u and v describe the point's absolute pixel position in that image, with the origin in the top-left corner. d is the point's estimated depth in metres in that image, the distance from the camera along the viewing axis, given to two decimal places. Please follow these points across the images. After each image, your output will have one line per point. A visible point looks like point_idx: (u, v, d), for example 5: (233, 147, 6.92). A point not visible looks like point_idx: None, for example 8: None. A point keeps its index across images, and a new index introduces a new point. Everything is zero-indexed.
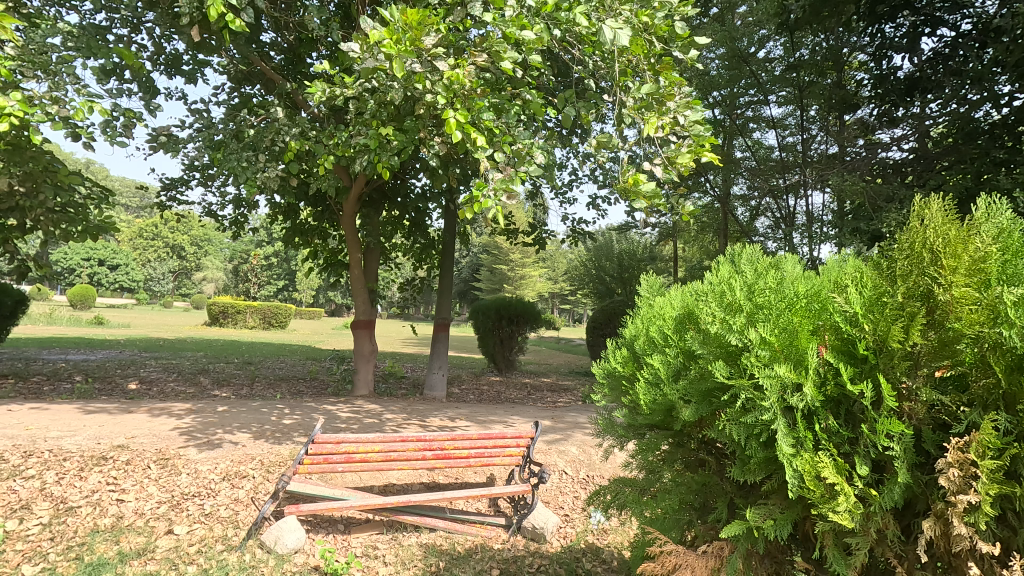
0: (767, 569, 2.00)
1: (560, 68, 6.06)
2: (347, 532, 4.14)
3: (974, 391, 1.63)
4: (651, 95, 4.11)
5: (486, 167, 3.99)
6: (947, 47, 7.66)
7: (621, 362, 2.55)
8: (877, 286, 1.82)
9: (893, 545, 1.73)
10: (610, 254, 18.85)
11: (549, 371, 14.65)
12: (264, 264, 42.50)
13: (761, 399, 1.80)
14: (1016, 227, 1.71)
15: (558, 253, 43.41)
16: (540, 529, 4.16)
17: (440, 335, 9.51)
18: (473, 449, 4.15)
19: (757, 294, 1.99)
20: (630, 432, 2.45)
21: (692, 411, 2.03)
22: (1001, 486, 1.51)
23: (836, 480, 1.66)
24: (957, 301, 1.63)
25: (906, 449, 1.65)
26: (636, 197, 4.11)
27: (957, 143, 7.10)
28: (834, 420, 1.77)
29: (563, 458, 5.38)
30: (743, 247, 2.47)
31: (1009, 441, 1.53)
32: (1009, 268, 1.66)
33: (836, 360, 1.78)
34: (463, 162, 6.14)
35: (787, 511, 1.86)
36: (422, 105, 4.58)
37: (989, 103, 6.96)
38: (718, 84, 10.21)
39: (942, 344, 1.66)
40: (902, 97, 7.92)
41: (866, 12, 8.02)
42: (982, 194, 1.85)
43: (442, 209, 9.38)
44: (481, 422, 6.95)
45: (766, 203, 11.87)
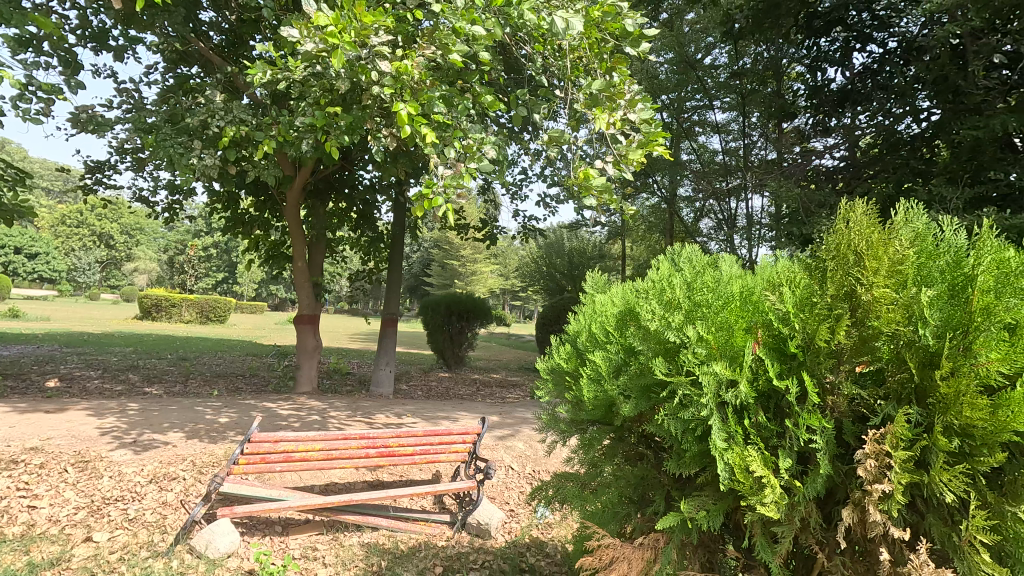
0: (700, 558, 2.05)
1: (510, 63, 5.96)
2: (284, 534, 4.03)
3: (889, 385, 1.69)
4: (600, 90, 4.11)
5: (435, 162, 3.93)
6: (875, 63, 8.14)
7: (564, 357, 2.59)
8: (807, 286, 1.86)
9: (814, 532, 1.78)
10: (561, 251, 19.10)
11: (498, 368, 14.63)
12: (203, 255, 40.58)
13: (696, 395, 1.82)
14: (930, 232, 1.79)
15: (510, 250, 43.75)
16: (484, 525, 4.21)
17: (388, 331, 9.33)
18: (418, 446, 4.08)
19: (694, 292, 2.01)
20: (573, 427, 2.48)
21: (631, 407, 2.04)
22: (911, 475, 1.56)
23: (765, 473, 1.69)
24: (876, 301, 1.69)
25: (827, 442, 1.70)
26: (586, 192, 4.15)
27: (882, 154, 7.69)
28: (764, 415, 1.80)
29: (509, 454, 5.44)
30: (684, 245, 2.49)
31: (918, 433, 1.59)
32: (924, 270, 1.74)
33: (768, 356, 1.82)
34: (413, 154, 6.00)
35: (719, 503, 1.89)
36: (369, 93, 4.40)
37: (911, 117, 7.44)
38: (667, 87, 10.45)
39: (863, 341, 1.72)
40: (834, 108, 8.47)
41: (805, 26, 8.45)
42: (903, 199, 1.93)
43: (391, 202, 9.19)
44: (429, 419, 6.85)
45: (709, 205, 11.86)
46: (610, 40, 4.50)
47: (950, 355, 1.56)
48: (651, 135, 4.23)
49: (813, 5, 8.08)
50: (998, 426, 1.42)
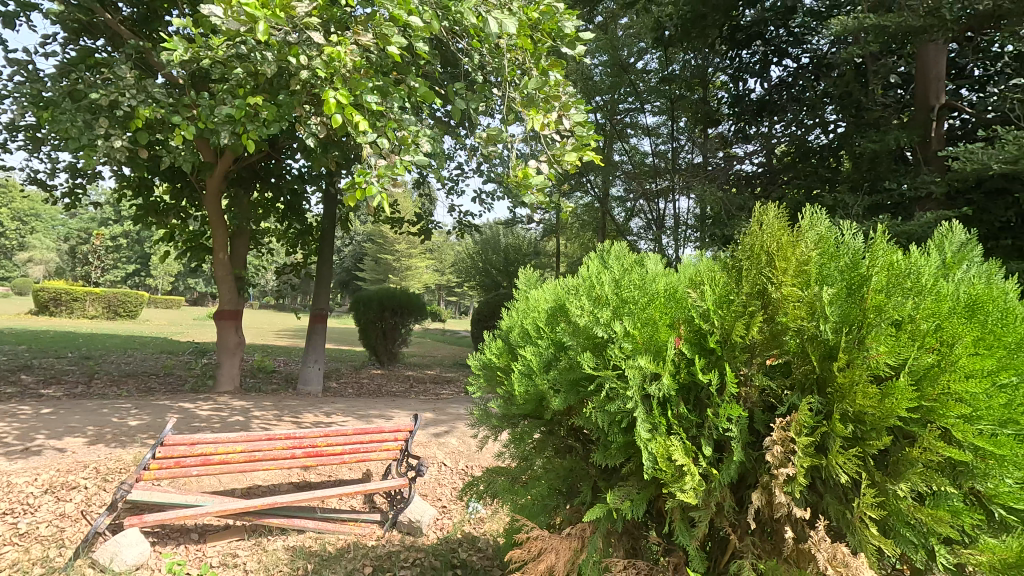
0: (625, 545, 2.12)
1: (446, 56, 5.90)
2: (201, 542, 3.82)
3: (795, 376, 1.82)
4: (536, 90, 4.16)
5: (368, 152, 3.83)
6: (790, 76, 8.70)
7: (496, 353, 2.61)
8: (725, 284, 1.96)
9: (728, 515, 1.88)
10: (497, 248, 19.28)
11: (432, 364, 14.50)
12: (111, 245, 37.46)
13: (622, 388, 1.87)
14: (831, 235, 1.94)
15: (446, 245, 43.47)
16: (416, 522, 4.20)
17: (317, 327, 9.02)
18: (348, 445, 3.97)
19: (621, 289, 2.07)
20: (505, 422, 2.50)
21: (560, 401, 2.08)
22: (812, 459, 1.69)
23: (685, 461, 1.77)
24: (785, 298, 1.81)
25: (740, 430, 1.81)
26: (523, 190, 4.19)
27: (795, 162, 8.26)
28: (684, 406, 1.88)
29: (442, 450, 5.43)
30: (613, 243, 2.57)
31: (819, 420, 1.72)
32: (826, 270, 1.88)
33: (689, 350, 1.90)
34: (345, 145, 5.83)
35: (643, 491, 1.96)
36: (298, 79, 4.22)
37: (820, 128, 8.03)
38: (600, 89, 10.96)
39: (773, 336, 1.84)
40: (754, 117, 9.01)
41: (728, 37, 8.94)
42: (808, 204, 2.08)
43: (321, 193, 8.85)
44: (360, 416, 6.68)
45: (639, 205, 12.27)
46: (545, 41, 4.55)
47: (846, 349, 1.70)
48: (584, 139, 4.33)
49: (736, 19, 8.58)
50: (885, 412, 1.56)
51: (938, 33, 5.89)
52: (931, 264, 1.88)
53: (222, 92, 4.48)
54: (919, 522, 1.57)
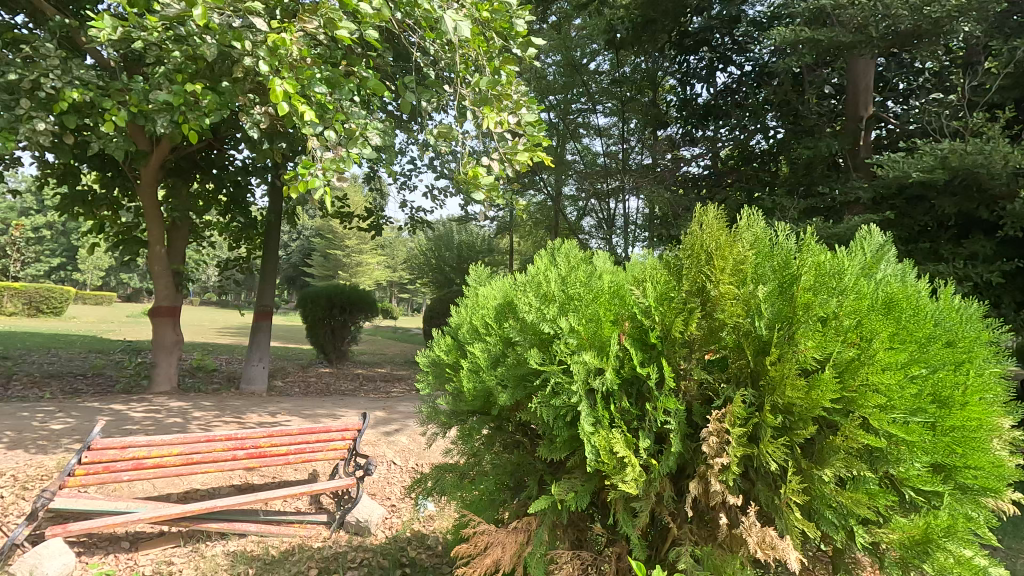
0: (570, 537, 2.17)
1: (398, 49, 5.82)
2: (133, 550, 3.64)
3: (731, 370, 1.90)
4: (489, 89, 4.15)
5: (314, 144, 3.72)
6: (734, 83, 9.06)
7: (445, 349, 2.61)
8: (667, 281, 2.03)
9: (668, 505, 1.96)
10: (450, 245, 19.24)
11: (382, 362, 14.26)
12: (33, 237, 34.89)
13: (567, 383, 1.91)
14: (766, 236, 2.03)
15: (398, 242, 42.87)
16: (365, 522, 4.14)
17: (261, 324, 8.72)
18: (293, 445, 3.86)
19: (568, 286, 2.10)
20: (453, 419, 2.50)
21: (507, 396, 2.10)
22: (745, 448, 1.78)
23: (626, 453, 1.82)
24: (722, 296, 1.89)
25: (679, 422, 1.88)
26: (474, 188, 4.20)
27: (738, 165, 8.60)
28: (626, 400, 1.94)
29: (391, 449, 5.37)
30: (562, 241, 2.60)
31: (752, 411, 1.81)
32: (760, 269, 1.97)
33: (632, 346, 1.96)
34: (291, 136, 5.66)
35: (586, 484, 2.01)
36: (241, 65, 4.05)
37: (761, 134, 8.39)
38: (554, 89, 11.18)
39: (711, 332, 1.92)
40: (700, 120, 9.34)
41: (676, 42, 9.23)
42: (746, 205, 2.17)
43: (267, 186, 8.54)
44: (307, 416, 6.51)
45: (590, 204, 12.46)
46: (498, 39, 4.54)
47: (777, 344, 1.79)
48: (535, 139, 4.37)
49: (683, 25, 8.94)
50: (811, 403, 1.66)
51: (866, 49, 6.28)
52: (853, 265, 2.01)
53: (157, 77, 4.25)
54: (840, 505, 1.67)
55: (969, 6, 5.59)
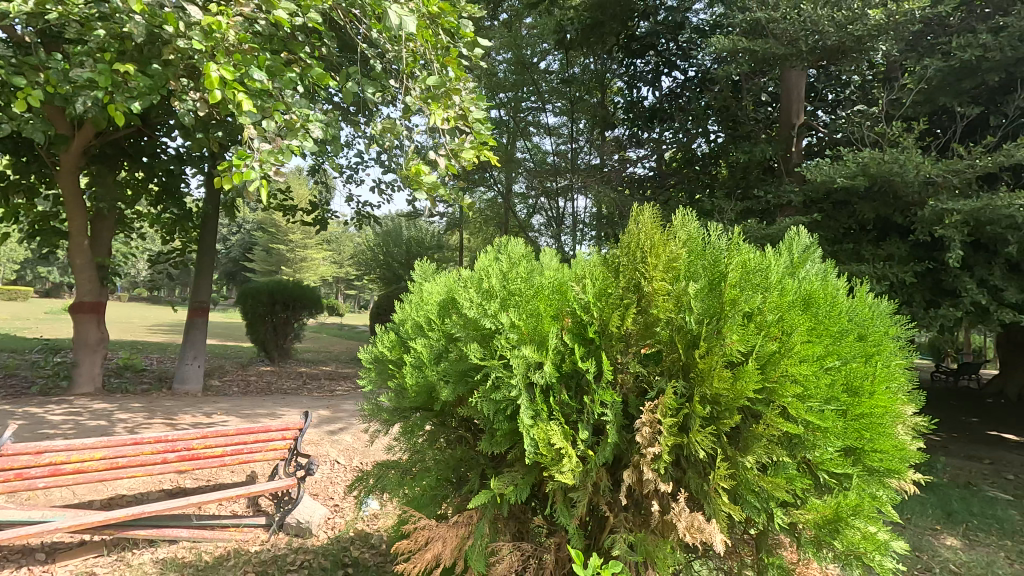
0: (510, 529, 2.21)
1: (344, 39, 5.68)
2: (51, 561, 3.42)
3: (665, 363, 1.97)
4: (435, 86, 4.12)
5: (251, 133, 3.58)
6: (678, 87, 9.34)
7: (388, 345, 2.59)
8: (605, 278, 2.09)
9: (605, 495, 2.02)
10: (398, 240, 18.98)
11: (327, 360, 13.91)
12: None
13: (506, 377, 1.93)
14: (698, 236, 2.13)
15: (345, 237, 41.89)
16: (305, 523, 4.01)
17: (196, 321, 8.32)
18: (229, 446, 3.71)
19: (509, 282, 2.13)
20: (396, 415, 2.49)
21: (449, 391, 2.10)
22: (676, 437, 1.86)
23: (563, 444, 1.87)
24: (655, 292, 1.96)
25: (616, 414, 1.94)
26: (416, 185, 4.20)
27: (681, 167, 8.89)
28: (566, 393, 1.99)
29: (335, 448, 5.27)
30: (506, 237, 2.62)
31: (683, 402, 1.90)
32: (692, 267, 2.06)
33: (571, 340, 2.01)
34: (229, 125, 5.42)
35: (526, 476, 2.04)
36: (172, 48, 3.85)
37: (703, 137, 8.70)
38: (504, 87, 11.26)
39: (646, 326, 1.99)
40: (645, 123, 9.61)
41: (624, 45, 9.47)
42: (680, 206, 2.26)
43: (203, 176, 8.14)
44: (246, 416, 6.27)
45: (540, 202, 12.58)
46: (445, 35, 4.50)
47: (705, 338, 1.88)
48: (482, 137, 4.38)
49: (631, 28, 9.25)
50: (736, 393, 1.76)
51: (797, 61, 6.65)
52: (777, 264, 2.13)
53: (78, 56, 3.97)
54: (762, 489, 1.77)
55: (887, 25, 6.01)
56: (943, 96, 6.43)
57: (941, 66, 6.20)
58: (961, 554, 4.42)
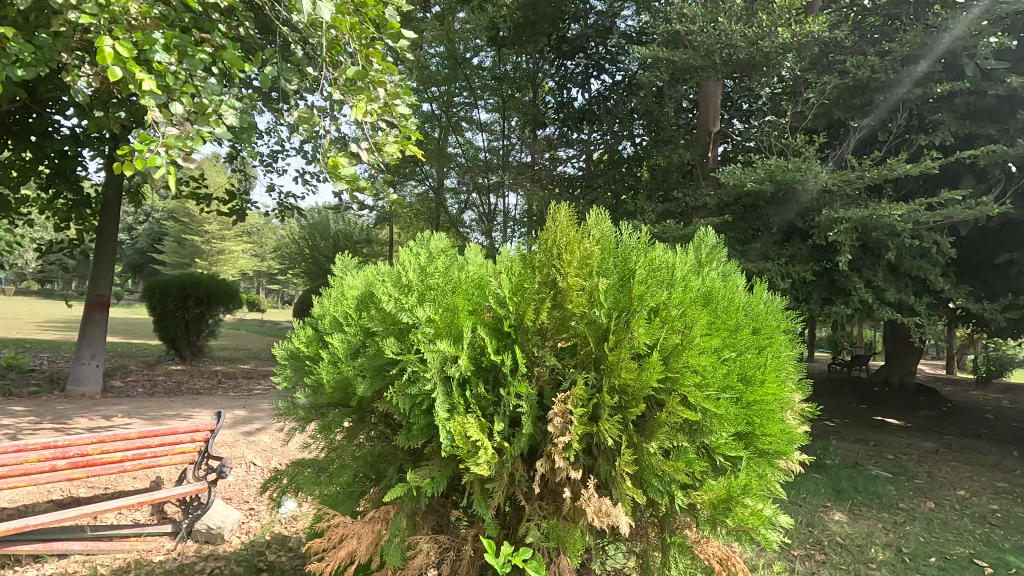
0: (429, 523, 2.22)
1: (264, 21, 5.42)
2: None
3: (579, 356, 2.05)
4: (358, 77, 4.03)
5: (156, 116, 3.35)
6: (606, 90, 9.63)
7: (305, 341, 2.52)
8: (522, 273, 2.14)
9: (521, 484, 2.07)
10: (325, 234, 18.36)
11: (246, 357, 13.21)
12: None
13: (422, 370, 1.94)
14: (611, 234, 2.22)
15: (268, 229, 39.95)
16: (216, 529, 3.82)
17: (95, 317, 7.68)
18: (130, 451, 3.45)
19: (427, 276, 2.13)
20: (312, 412, 2.43)
21: (365, 387, 2.08)
22: (586, 426, 1.94)
23: (479, 436, 1.90)
24: (569, 288, 2.03)
25: (530, 406, 2.00)
26: (336, 178, 4.14)
27: (608, 168, 9.16)
28: (482, 387, 2.02)
29: (251, 449, 5.05)
30: (428, 232, 2.62)
31: (594, 393, 1.98)
32: (605, 264, 2.15)
33: (488, 334, 2.04)
34: (133, 105, 5.04)
35: (444, 469, 2.06)
36: (64, 18, 3.52)
37: (628, 140, 9.05)
38: (436, 80, 11.19)
39: (561, 321, 2.06)
40: (575, 123, 9.88)
41: (556, 46, 9.71)
42: (595, 205, 2.35)
43: (104, 159, 7.49)
44: (152, 418, 5.86)
45: (472, 198, 12.56)
46: (370, 25, 4.40)
47: (614, 331, 1.97)
48: (407, 132, 4.37)
49: (563, 30, 9.54)
50: (641, 383, 1.86)
51: (712, 72, 7.05)
52: (682, 262, 2.27)
53: None
54: (665, 473, 1.89)
55: (793, 44, 6.50)
56: (839, 111, 7.03)
57: (837, 84, 6.78)
58: (846, 527, 4.89)
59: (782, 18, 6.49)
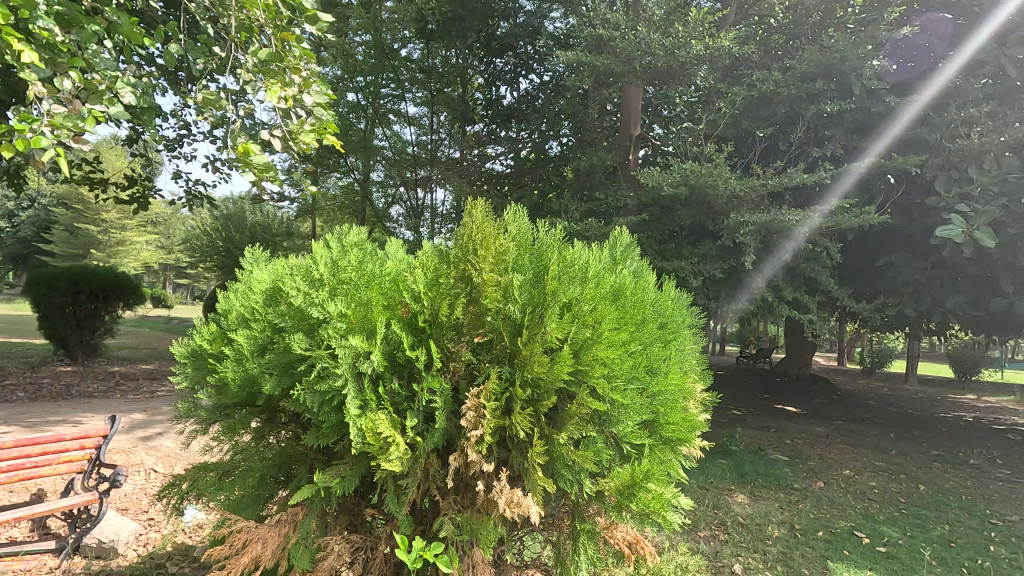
0: (341, 523, 2.17)
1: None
2: None
3: (494, 351, 2.08)
4: (272, 61, 3.83)
5: (39, 92, 3.02)
6: (534, 90, 9.77)
7: (207, 338, 2.38)
8: (437, 269, 2.14)
9: (435, 479, 2.07)
10: (241, 225, 17.33)
11: (149, 357, 12.24)
12: None
13: (332, 367, 1.89)
14: (527, 230, 2.26)
15: (176, 219, 37.14)
16: (108, 543, 3.52)
17: None
18: (5, 461, 3.09)
19: (339, 270, 2.08)
20: (215, 414, 2.30)
21: (271, 385, 2.00)
22: (499, 420, 1.97)
23: (391, 432, 1.88)
24: (485, 283, 2.05)
25: (445, 401, 2.01)
26: (246, 166, 3.94)
27: (535, 167, 9.31)
28: (396, 382, 2.00)
29: (152, 455, 4.79)
30: (342, 225, 2.54)
31: (507, 387, 2.02)
32: (520, 260, 2.19)
33: (402, 330, 2.02)
34: (11, 77, 4.51)
35: (355, 467, 2.01)
36: None
37: (555, 139, 9.22)
38: (361, 69, 10.86)
39: (477, 317, 2.08)
40: (503, 121, 9.96)
41: (485, 44, 9.68)
42: (513, 202, 2.38)
43: None
44: (34, 425, 5.31)
45: (398, 192, 12.31)
46: (286, 7, 4.20)
47: (528, 326, 2.02)
48: (324, 122, 4.24)
49: (492, 28, 9.49)
50: (552, 376, 1.92)
51: (633, 78, 7.33)
52: (595, 260, 2.36)
53: None
54: (574, 462, 1.96)
55: (705, 56, 6.90)
56: (746, 121, 7.51)
57: (746, 96, 7.25)
58: (747, 508, 5.27)
59: (697, 31, 6.85)
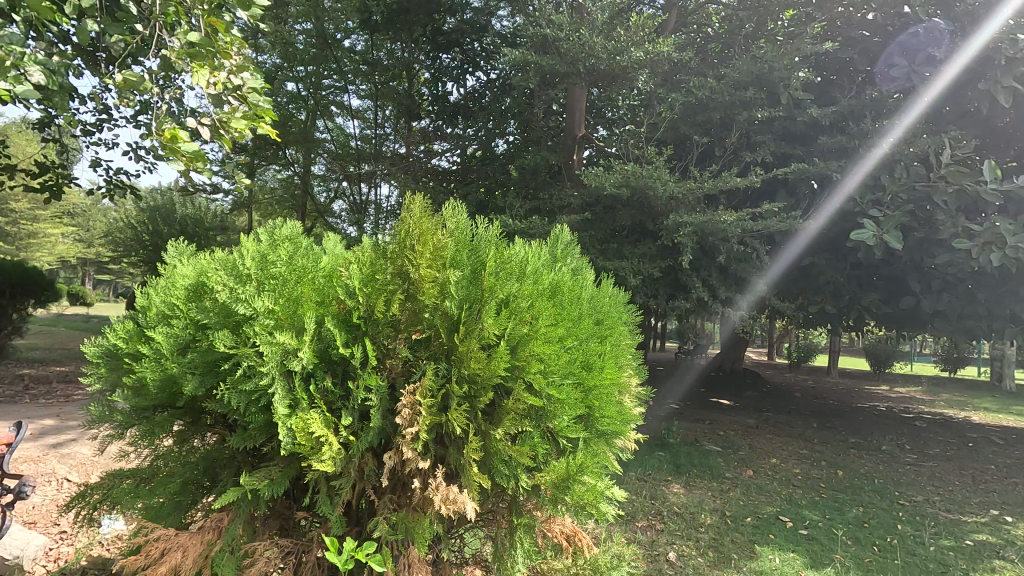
0: (270, 527, 2.09)
1: None
2: None
3: (432, 347, 2.06)
4: (200, 44, 3.63)
5: None
6: (481, 87, 9.75)
7: (123, 337, 2.23)
8: (374, 264, 2.09)
9: (371, 478, 2.03)
10: (169, 218, 16.33)
11: (64, 358, 11.35)
12: None
13: (259, 365, 1.82)
14: (466, 226, 2.26)
15: (96, 210, 34.59)
16: (12, 559, 3.23)
17: None
18: None
19: (268, 264, 2.00)
20: (132, 417, 2.16)
21: (193, 384, 1.90)
22: (435, 416, 1.96)
23: (323, 432, 1.83)
24: (422, 279, 2.03)
25: (380, 398, 1.97)
26: (172, 153, 3.73)
27: (481, 165, 9.31)
28: (329, 380, 1.95)
29: (66, 463, 4.50)
30: (274, 218, 2.45)
31: (444, 383, 2.01)
32: (458, 256, 2.18)
33: (335, 326, 1.97)
34: None
35: (285, 469, 1.95)
36: None
37: (500, 137, 9.24)
38: (302, 58, 10.51)
39: (414, 313, 2.06)
40: (449, 118, 9.87)
41: (431, 38, 9.55)
42: (452, 199, 2.37)
43: None
44: None
45: (341, 186, 11.97)
46: None
47: (465, 322, 2.02)
48: (258, 110, 4.08)
49: (438, 22, 9.34)
50: (489, 372, 1.92)
51: (578, 79, 7.43)
52: (534, 257, 2.38)
53: None
54: (510, 458, 1.98)
55: (646, 61, 7.09)
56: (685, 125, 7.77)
57: (684, 101, 7.50)
58: (682, 497, 5.48)
59: (638, 36, 7.03)
